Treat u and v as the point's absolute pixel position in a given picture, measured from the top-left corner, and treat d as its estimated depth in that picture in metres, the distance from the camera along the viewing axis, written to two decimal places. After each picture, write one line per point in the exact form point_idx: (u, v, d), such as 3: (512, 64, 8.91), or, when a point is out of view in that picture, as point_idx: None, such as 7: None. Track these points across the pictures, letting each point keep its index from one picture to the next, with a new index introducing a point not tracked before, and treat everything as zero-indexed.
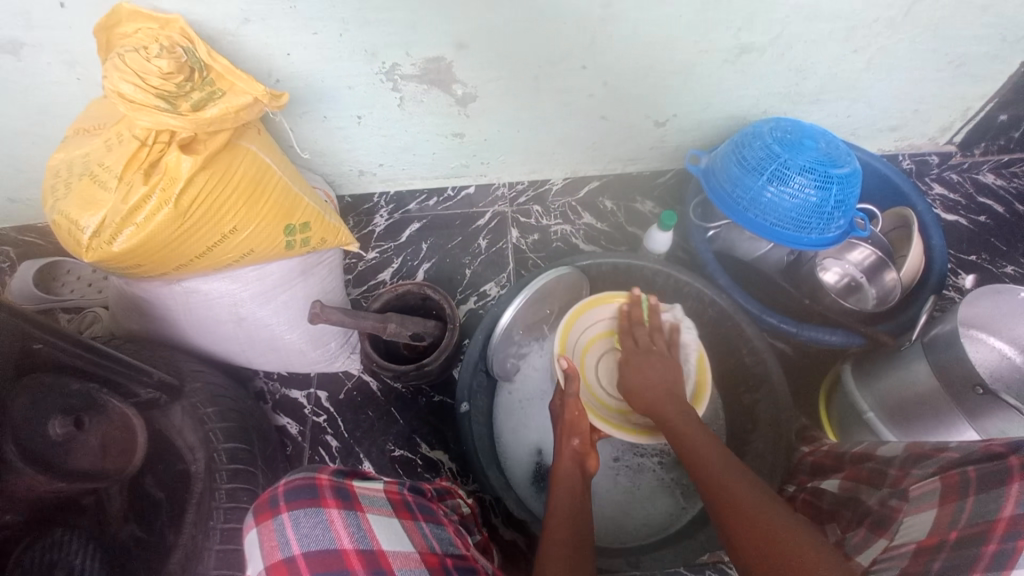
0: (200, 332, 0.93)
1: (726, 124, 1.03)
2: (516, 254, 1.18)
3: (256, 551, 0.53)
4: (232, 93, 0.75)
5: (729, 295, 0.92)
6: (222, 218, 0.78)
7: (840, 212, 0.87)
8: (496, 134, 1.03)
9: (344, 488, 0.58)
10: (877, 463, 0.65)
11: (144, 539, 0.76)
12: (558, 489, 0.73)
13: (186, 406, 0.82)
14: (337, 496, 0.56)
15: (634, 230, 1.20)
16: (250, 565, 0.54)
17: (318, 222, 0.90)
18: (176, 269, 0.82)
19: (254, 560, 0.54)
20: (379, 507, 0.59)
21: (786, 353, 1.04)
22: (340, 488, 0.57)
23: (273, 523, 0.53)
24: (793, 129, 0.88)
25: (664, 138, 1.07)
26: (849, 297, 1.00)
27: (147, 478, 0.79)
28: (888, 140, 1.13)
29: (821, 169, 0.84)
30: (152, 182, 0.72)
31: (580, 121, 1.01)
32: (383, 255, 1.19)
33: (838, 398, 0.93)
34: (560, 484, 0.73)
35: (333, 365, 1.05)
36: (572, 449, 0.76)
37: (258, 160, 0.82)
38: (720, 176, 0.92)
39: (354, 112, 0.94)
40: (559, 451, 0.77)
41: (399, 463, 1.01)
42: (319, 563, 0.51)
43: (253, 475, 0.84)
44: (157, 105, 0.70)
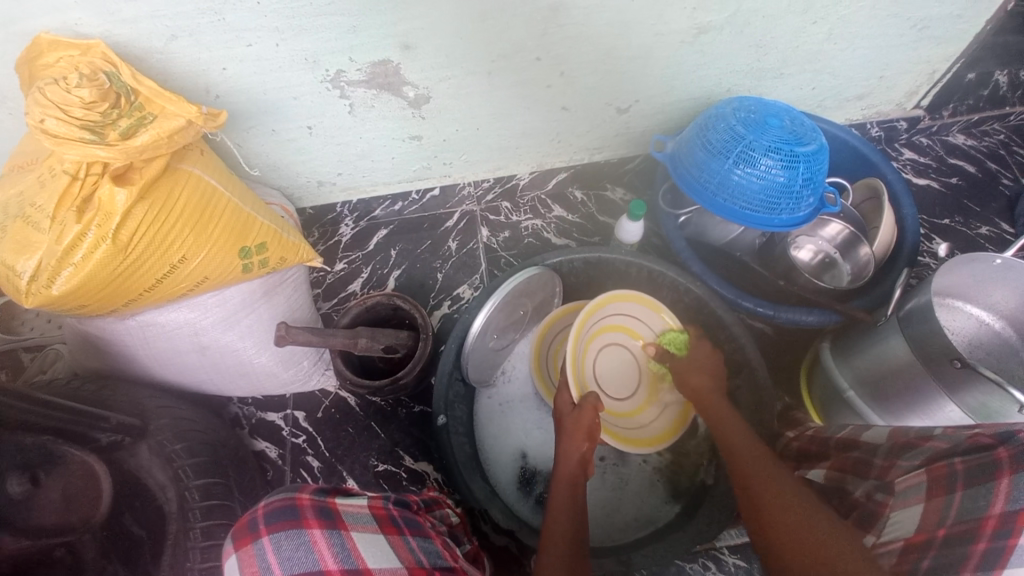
0: (164, 365, 0.90)
1: (690, 107, 1.00)
2: (488, 253, 1.15)
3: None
4: (164, 117, 0.71)
5: (703, 282, 0.90)
6: (169, 248, 0.75)
7: (809, 190, 0.85)
8: (456, 134, 1.00)
9: (327, 507, 0.53)
10: (862, 452, 0.64)
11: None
12: (558, 486, 0.72)
13: (152, 445, 0.79)
14: (319, 516, 0.51)
15: (606, 219, 1.18)
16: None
17: (275, 240, 0.87)
18: (126, 305, 0.78)
19: None
20: (364, 524, 0.53)
21: (765, 333, 1.03)
22: (322, 507, 0.52)
23: (252, 547, 0.49)
24: (756, 108, 0.86)
25: (628, 124, 1.04)
26: (824, 275, 0.98)
27: (125, 518, 0.74)
28: (855, 109, 1.11)
29: (787, 148, 0.82)
30: (85, 219, 0.68)
31: (542, 114, 0.98)
32: (352, 265, 1.15)
33: (817, 377, 0.93)
34: (561, 480, 0.73)
35: (309, 384, 1.03)
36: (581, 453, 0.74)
37: (203, 183, 0.79)
38: (685, 162, 0.90)
39: (305, 123, 0.90)
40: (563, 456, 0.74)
41: (383, 478, 0.99)
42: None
43: (230, 509, 0.83)
44: (83, 137, 0.66)
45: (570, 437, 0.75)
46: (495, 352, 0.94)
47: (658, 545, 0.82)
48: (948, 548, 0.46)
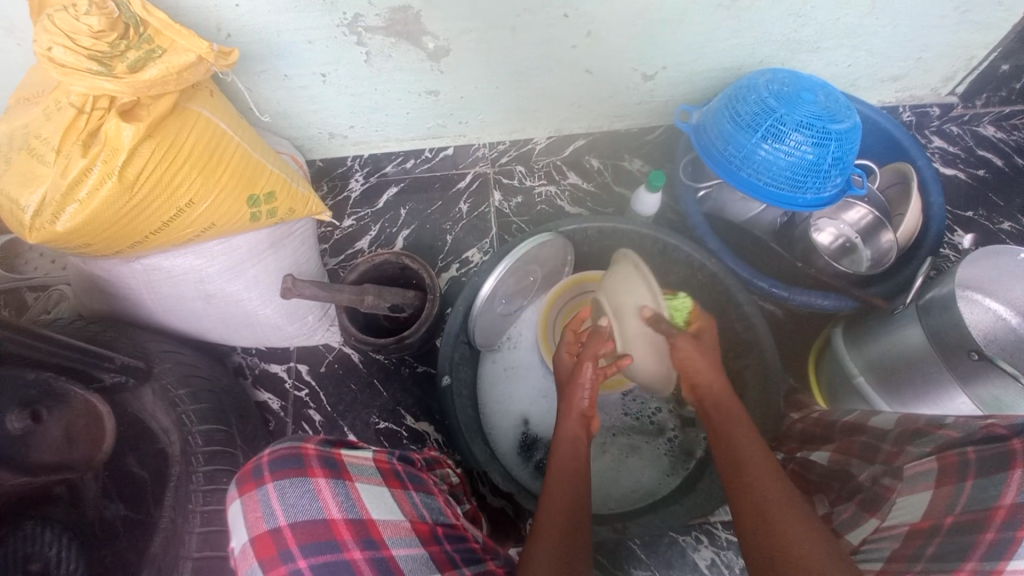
0: (169, 311, 0.89)
1: (719, 77, 0.96)
2: (499, 218, 1.13)
3: (240, 523, 0.49)
4: (174, 51, 0.68)
5: (719, 259, 0.88)
6: (176, 190, 0.73)
7: (837, 170, 0.82)
8: (473, 91, 0.96)
9: (331, 457, 0.52)
10: (868, 437, 0.63)
11: (131, 517, 0.73)
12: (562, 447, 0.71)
13: (157, 388, 0.80)
14: (324, 466, 0.50)
15: (621, 190, 1.14)
16: (235, 538, 0.50)
17: (283, 190, 0.84)
18: (130, 247, 0.76)
19: (238, 533, 0.49)
20: (368, 476, 0.52)
21: (776, 315, 1.01)
22: (327, 457, 0.51)
23: (257, 493, 0.49)
24: (790, 81, 0.82)
25: (653, 93, 1.00)
26: (843, 259, 0.96)
27: (129, 457, 0.76)
28: (888, 91, 1.07)
29: (819, 125, 0.79)
30: (91, 153, 0.66)
31: (563, 75, 0.94)
32: (360, 222, 1.13)
33: (827, 361, 0.92)
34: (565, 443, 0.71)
35: (313, 338, 1.02)
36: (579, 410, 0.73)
37: (211, 125, 0.76)
38: (711, 134, 0.87)
39: (318, 69, 0.87)
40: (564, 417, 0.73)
41: (383, 435, 0.99)
42: (308, 533, 0.47)
43: (233, 457, 0.82)
44: (89, 68, 0.64)
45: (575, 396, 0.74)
46: (501, 317, 0.93)
47: (653, 515, 0.83)
48: (956, 536, 0.46)
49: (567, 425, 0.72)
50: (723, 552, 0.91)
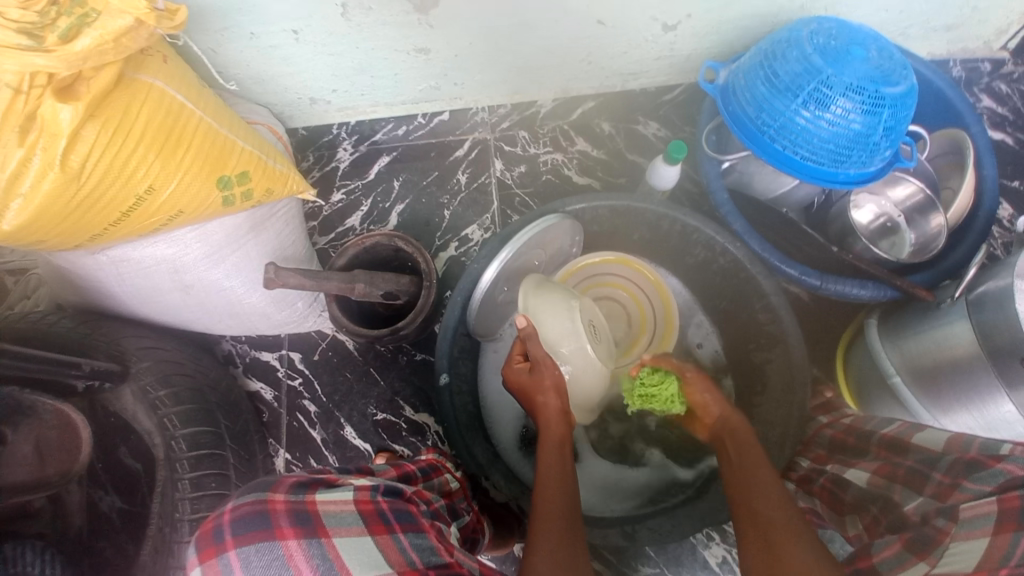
0: (146, 302, 0.83)
1: (750, 28, 0.84)
2: (501, 190, 1.03)
3: None
4: (107, 15, 0.58)
5: (744, 242, 0.79)
6: (131, 175, 0.65)
7: (887, 141, 0.71)
8: (468, 47, 0.84)
9: (304, 510, 0.46)
10: (916, 463, 0.58)
11: (128, 510, 0.73)
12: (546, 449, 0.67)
13: (136, 389, 0.75)
14: (296, 524, 0.44)
15: (635, 157, 1.03)
16: None
17: (257, 169, 0.74)
18: (91, 239, 0.69)
19: None
20: (348, 528, 0.46)
21: (802, 299, 0.93)
22: (300, 512, 0.45)
23: (217, 563, 0.43)
24: (838, 34, 0.70)
25: (673, 46, 0.88)
26: (881, 241, 0.87)
27: (122, 449, 0.74)
28: (941, 41, 0.93)
29: (872, 88, 0.68)
30: (28, 141, 0.58)
31: (571, 28, 0.82)
32: (351, 196, 1.04)
33: (857, 355, 0.85)
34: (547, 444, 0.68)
35: (304, 325, 0.96)
36: (556, 407, 0.70)
37: (167, 99, 0.66)
38: (741, 98, 0.75)
39: (289, 25, 0.75)
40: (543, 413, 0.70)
41: (382, 427, 0.95)
42: None
43: (222, 459, 0.79)
44: (19, 44, 0.55)
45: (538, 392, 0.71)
46: (503, 304, 0.86)
47: (665, 518, 0.78)
48: None
49: (551, 428, 0.69)
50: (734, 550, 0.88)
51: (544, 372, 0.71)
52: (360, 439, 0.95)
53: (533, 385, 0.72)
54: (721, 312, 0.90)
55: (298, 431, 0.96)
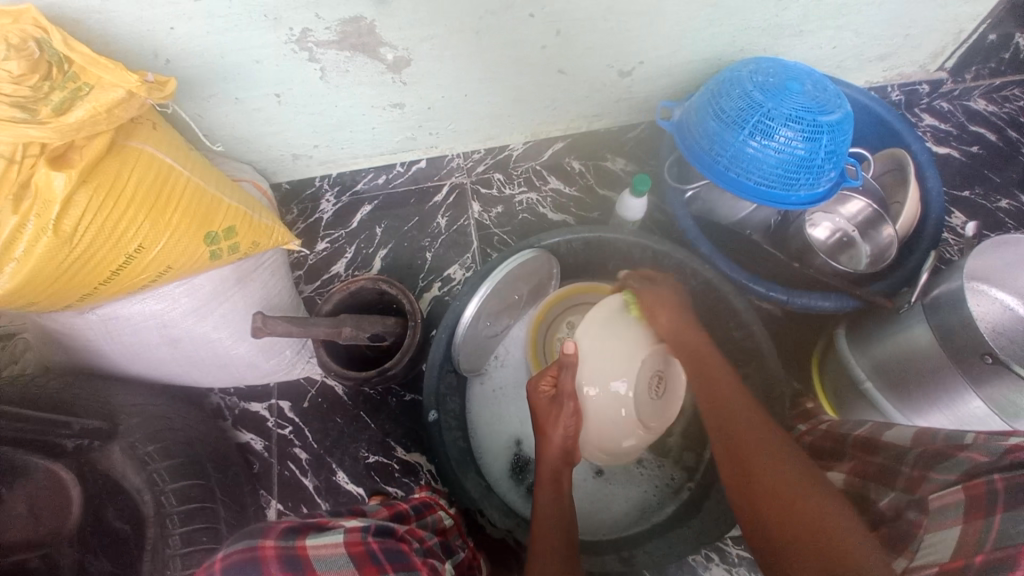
0: (133, 360, 0.84)
1: (701, 68, 0.91)
2: (479, 230, 1.08)
3: None
4: (101, 88, 0.63)
5: (712, 264, 0.83)
6: (123, 235, 0.67)
7: (831, 163, 0.77)
8: (441, 101, 0.90)
9: (294, 556, 0.46)
10: (884, 459, 0.62)
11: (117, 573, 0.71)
12: (544, 485, 0.70)
13: (124, 446, 0.75)
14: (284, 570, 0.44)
15: (605, 192, 1.09)
16: None
17: (244, 224, 0.78)
18: (80, 300, 0.71)
19: None
20: (338, 571, 0.46)
21: (774, 316, 0.97)
22: (289, 558, 0.46)
23: None
24: (775, 71, 0.77)
25: (632, 89, 0.95)
26: (841, 255, 0.92)
27: (109, 512, 0.73)
28: (877, 70, 1.01)
29: (810, 117, 0.74)
30: (22, 209, 0.61)
31: (537, 78, 0.88)
32: (335, 245, 1.08)
33: (830, 363, 0.88)
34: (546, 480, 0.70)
35: (293, 372, 0.97)
36: (561, 440, 0.70)
37: (156, 162, 0.70)
38: (695, 132, 0.81)
39: (272, 89, 0.80)
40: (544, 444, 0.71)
41: (374, 471, 0.95)
42: None
43: (213, 512, 0.78)
44: (14, 116, 0.58)
45: (553, 422, 0.70)
46: (487, 338, 0.88)
47: (661, 540, 0.80)
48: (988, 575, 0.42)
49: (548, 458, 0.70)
50: (734, 569, 0.88)
51: (567, 405, 0.69)
52: (353, 484, 0.95)
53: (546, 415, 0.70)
54: None
55: (290, 480, 0.95)
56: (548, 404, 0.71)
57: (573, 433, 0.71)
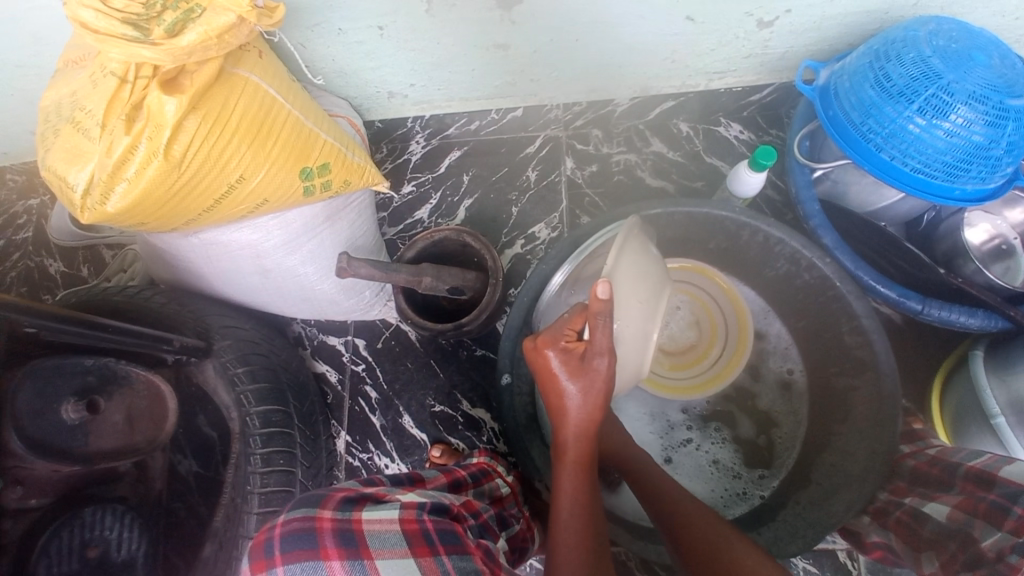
0: (228, 283, 0.88)
1: (858, 24, 0.77)
2: (571, 189, 1.01)
3: None
4: (212, 10, 0.61)
5: (834, 259, 0.73)
6: (226, 163, 0.68)
7: (1013, 155, 0.64)
8: (549, 45, 0.83)
9: (350, 530, 0.45)
10: (999, 497, 0.57)
11: (204, 474, 0.80)
12: (564, 466, 0.63)
13: (218, 365, 0.79)
14: (340, 544, 0.43)
15: (713, 161, 0.99)
16: None
17: (339, 161, 0.77)
18: (185, 224, 0.73)
19: None
20: (392, 548, 0.45)
21: (892, 321, 0.86)
22: (345, 531, 0.44)
23: None
24: (960, 35, 0.63)
25: (767, 43, 0.82)
26: (994, 265, 0.78)
27: (202, 418, 0.81)
28: None
29: (998, 97, 0.61)
30: (135, 130, 0.62)
31: (659, 25, 0.78)
32: (421, 189, 1.06)
33: (955, 388, 0.77)
34: (567, 458, 0.63)
35: (370, 313, 0.98)
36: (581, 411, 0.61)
37: (261, 92, 0.69)
38: (844, 102, 0.69)
39: (374, 21, 0.76)
40: (563, 412, 0.61)
41: (439, 420, 0.97)
42: None
43: (291, 437, 0.82)
44: (126, 34, 0.59)
45: (583, 387, 0.60)
46: None
47: None
48: None
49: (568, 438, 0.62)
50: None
51: (601, 366, 0.58)
52: (417, 429, 0.97)
53: (573, 372, 0.59)
54: (800, 331, 0.85)
55: (360, 416, 0.99)
56: (577, 366, 0.59)
57: (599, 405, 0.61)
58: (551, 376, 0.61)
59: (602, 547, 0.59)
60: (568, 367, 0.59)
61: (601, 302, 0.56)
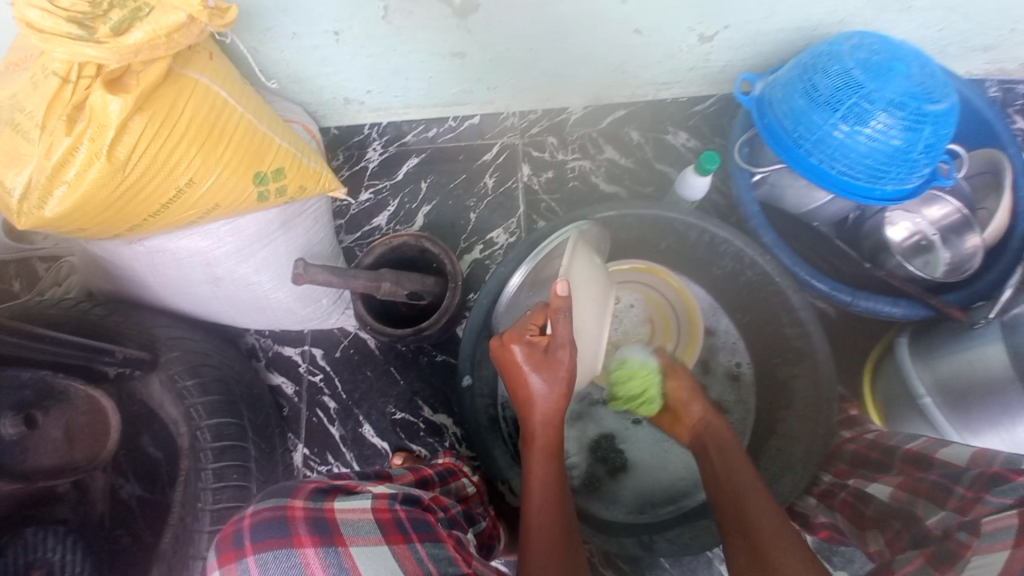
0: (175, 293, 0.84)
1: (789, 41, 0.83)
2: (528, 195, 1.04)
3: None
4: (161, 9, 0.59)
5: (774, 257, 0.78)
6: (174, 166, 0.66)
7: (927, 158, 0.70)
8: (505, 54, 0.85)
9: (323, 518, 0.43)
10: (939, 477, 0.60)
11: (146, 498, 0.74)
12: (534, 453, 0.63)
13: (164, 377, 0.76)
14: (313, 532, 0.42)
15: (663, 167, 1.03)
16: None
17: (294, 166, 0.76)
18: (130, 229, 0.70)
19: None
20: (366, 536, 0.43)
21: (829, 315, 0.92)
22: (318, 519, 0.43)
23: (235, 569, 0.40)
24: (880, 48, 0.69)
25: (708, 57, 0.88)
26: (915, 259, 0.86)
27: (144, 437, 0.76)
28: (980, 61, 0.92)
29: (912, 105, 0.67)
30: (77, 131, 0.59)
31: (608, 36, 0.82)
32: (378, 196, 1.05)
33: (885, 373, 0.83)
34: (537, 446, 0.63)
35: (327, 322, 0.96)
36: (550, 400, 0.63)
37: (212, 95, 0.67)
38: (778, 111, 0.75)
39: (329, 27, 0.76)
40: (532, 400, 0.63)
41: (400, 427, 0.95)
42: None
43: (243, 451, 0.78)
44: (70, 33, 0.56)
45: (547, 379, 0.62)
46: None
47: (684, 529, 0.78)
48: None
49: (540, 426, 0.63)
50: None
51: (563, 357, 0.61)
52: (378, 438, 0.95)
53: (540, 364, 0.61)
54: (747, 326, 0.90)
55: (318, 428, 0.96)
56: (540, 359, 0.62)
57: (564, 396, 0.63)
58: (522, 367, 0.62)
59: (571, 537, 0.60)
60: (534, 360, 0.62)
61: (561, 299, 0.59)
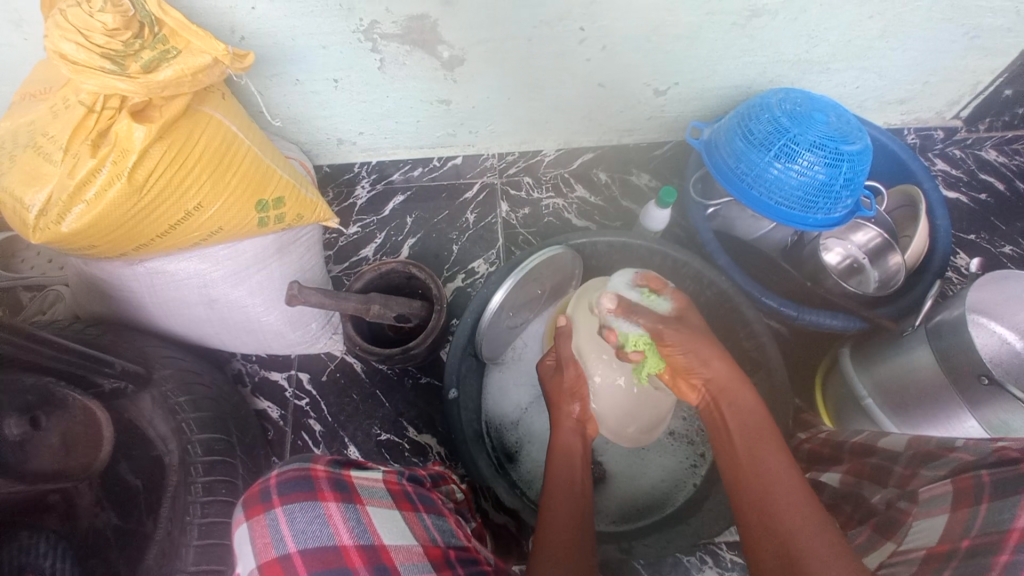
0: (168, 315, 0.87)
1: (732, 94, 0.97)
2: (506, 229, 1.12)
3: (246, 548, 0.45)
4: (189, 52, 0.68)
5: (729, 276, 0.87)
6: (185, 192, 0.72)
7: (848, 190, 0.82)
8: (486, 102, 0.96)
9: (342, 479, 0.49)
10: (879, 458, 0.66)
11: (121, 527, 0.73)
12: (556, 455, 0.73)
13: (155, 395, 0.79)
14: (335, 489, 0.47)
15: (629, 204, 1.15)
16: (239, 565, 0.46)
17: (293, 196, 0.82)
18: (135, 249, 0.75)
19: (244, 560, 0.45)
20: (380, 499, 0.49)
21: (782, 334, 1.01)
22: (338, 480, 0.48)
23: (264, 518, 0.45)
24: (802, 101, 0.83)
25: (663, 108, 1.00)
26: (850, 279, 0.98)
27: (121, 465, 0.76)
28: (895, 113, 1.08)
29: (832, 146, 0.80)
30: (100, 154, 0.65)
31: (576, 88, 0.94)
32: (366, 229, 1.12)
33: (834, 381, 0.92)
34: (559, 451, 0.74)
35: (315, 346, 1.00)
36: (573, 416, 0.77)
37: (223, 128, 0.75)
38: (722, 151, 0.87)
39: (330, 75, 0.86)
40: (560, 417, 0.77)
41: (385, 447, 0.98)
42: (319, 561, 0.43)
43: (232, 467, 0.81)
44: (102, 66, 0.63)
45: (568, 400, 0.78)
46: (508, 327, 0.92)
47: (659, 535, 0.81)
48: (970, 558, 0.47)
49: (563, 436, 0.75)
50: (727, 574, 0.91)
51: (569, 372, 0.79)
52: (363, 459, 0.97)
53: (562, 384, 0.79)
54: None
55: (302, 450, 0.98)
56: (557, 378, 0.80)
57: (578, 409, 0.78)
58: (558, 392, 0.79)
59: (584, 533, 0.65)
60: (562, 384, 0.79)
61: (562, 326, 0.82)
